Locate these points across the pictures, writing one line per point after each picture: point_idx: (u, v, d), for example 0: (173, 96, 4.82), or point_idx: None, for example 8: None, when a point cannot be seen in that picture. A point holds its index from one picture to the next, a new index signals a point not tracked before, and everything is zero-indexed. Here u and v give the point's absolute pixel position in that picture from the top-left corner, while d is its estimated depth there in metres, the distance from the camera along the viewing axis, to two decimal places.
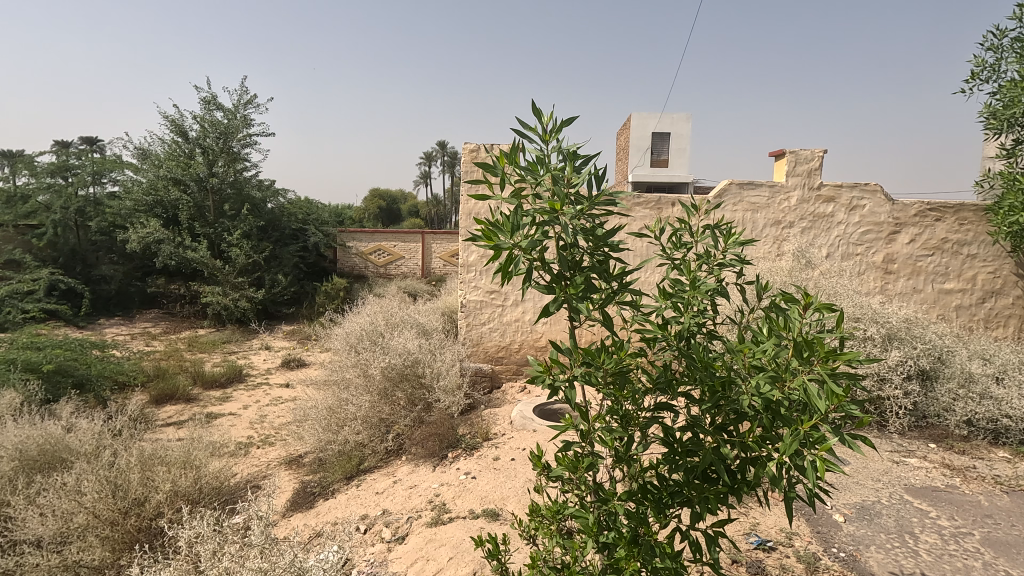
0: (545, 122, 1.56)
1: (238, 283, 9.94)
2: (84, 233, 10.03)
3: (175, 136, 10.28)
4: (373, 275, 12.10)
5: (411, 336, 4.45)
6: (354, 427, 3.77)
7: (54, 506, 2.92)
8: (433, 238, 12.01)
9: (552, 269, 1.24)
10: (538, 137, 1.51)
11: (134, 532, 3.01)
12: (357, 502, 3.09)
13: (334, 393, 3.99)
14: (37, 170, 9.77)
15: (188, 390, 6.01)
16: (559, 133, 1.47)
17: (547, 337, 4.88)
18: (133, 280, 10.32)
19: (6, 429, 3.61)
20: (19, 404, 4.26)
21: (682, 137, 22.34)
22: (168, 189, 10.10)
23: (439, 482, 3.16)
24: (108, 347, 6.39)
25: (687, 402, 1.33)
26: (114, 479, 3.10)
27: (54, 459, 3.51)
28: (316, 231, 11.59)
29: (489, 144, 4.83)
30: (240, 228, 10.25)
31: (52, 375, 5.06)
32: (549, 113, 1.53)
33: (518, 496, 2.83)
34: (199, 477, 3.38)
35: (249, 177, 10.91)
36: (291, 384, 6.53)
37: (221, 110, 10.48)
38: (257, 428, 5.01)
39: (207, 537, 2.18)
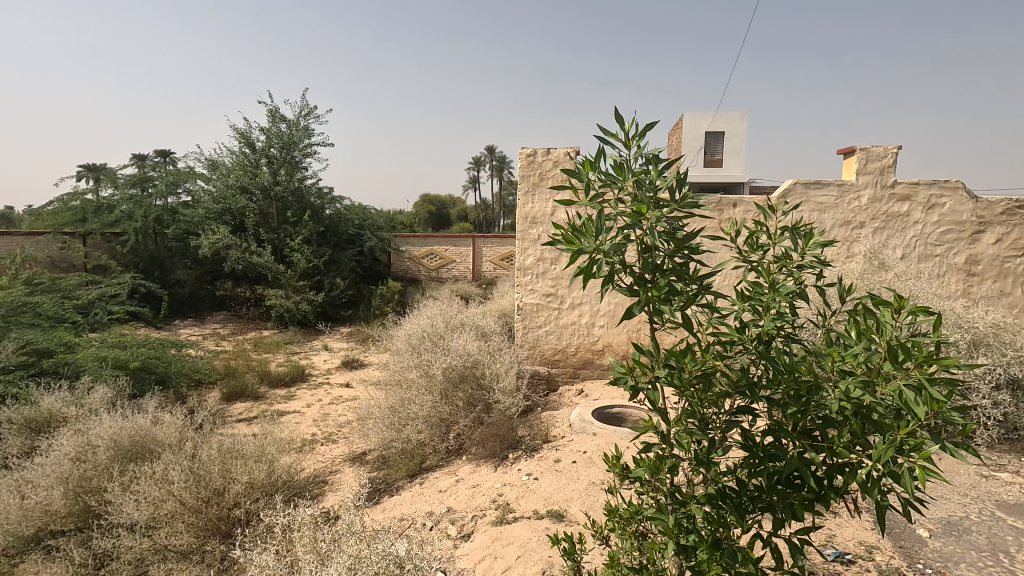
0: (626, 128, 1.57)
1: (300, 287, 10.35)
2: (161, 240, 10.73)
3: (242, 147, 10.85)
4: (425, 278, 12.37)
5: (469, 338, 4.53)
6: (416, 426, 3.86)
7: (146, 493, 3.15)
8: (485, 242, 12.13)
9: (635, 272, 1.25)
10: (620, 143, 1.54)
11: (215, 521, 3.19)
12: (422, 500, 3.17)
13: (397, 392, 4.10)
14: (120, 182, 10.54)
15: (256, 388, 6.34)
16: (641, 137, 1.50)
17: (606, 340, 4.86)
18: (204, 284, 10.97)
19: (101, 421, 3.90)
20: (111, 398, 4.58)
21: (737, 136, 21.82)
22: (236, 199, 10.69)
23: (502, 482, 3.21)
24: (185, 347, 6.80)
25: (769, 406, 1.31)
26: (197, 470, 3.32)
27: (141, 449, 3.75)
28: (372, 236, 11.97)
29: (546, 149, 4.88)
30: (301, 235, 10.73)
31: (137, 372, 5.46)
32: (630, 120, 1.55)
33: (583, 499, 2.83)
34: (272, 470, 3.57)
35: (310, 185, 11.40)
36: (351, 383, 6.78)
37: (285, 122, 11.02)
38: (320, 426, 5.23)
39: (300, 526, 2.29)
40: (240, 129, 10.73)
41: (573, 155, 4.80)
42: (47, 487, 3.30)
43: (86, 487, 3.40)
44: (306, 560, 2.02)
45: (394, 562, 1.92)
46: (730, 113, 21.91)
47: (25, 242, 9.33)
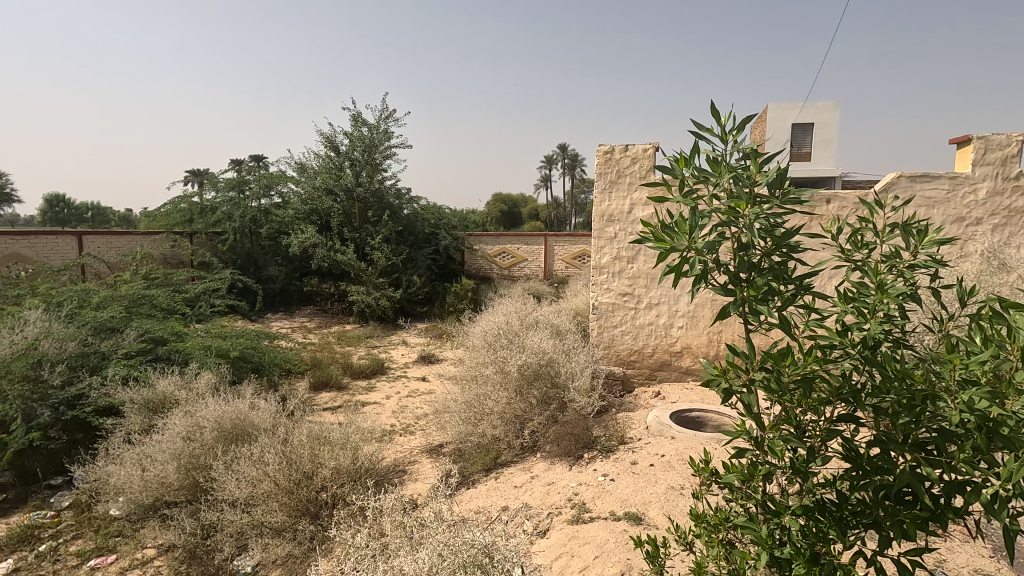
0: (723, 122, 1.58)
1: (379, 284, 10.80)
2: (256, 239, 11.57)
3: (328, 151, 11.47)
4: (498, 276, 12.55)
5: (545, 337, 4.54)
6: (491, 421, 3.93)
7: (245, 472, 3.42)
8: (557, 240, 12.11)
9: (730, 271, 1.23)
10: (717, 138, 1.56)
11: (305, 502, 3.39)
12: (497, 494, 3.22)
13: (473, 388, 4.19)
14: (221, 186, 11.46)
15: (340, 379, 6.70)
16: (739, 132, 1.50)
17: (684, 342, 4.71)
18: (293, 280, 11.71)
19: (207, 404, 4.25)
20: (214, 383, 4.98)
21: (827, 128, 20.48)
22: (322, 200, 11.33)
23: (578, 481, 3.20)
24: (276, 338, 7.29)
25: (876, 415, 1.22)
26: (289, 453, 3.54)
27: (241, 431, 4.05)
28: (447, 235, 12.31)
29: (624, 146, 4.80)
30: (381, 233, 11.21)
31: (237, 360, 5.92)
32: (728, 114, 1.56)
33: (661, 503, 2.77)
34: (356, 456, 3.74)
35: (389, 186, 11.87)
36: (427, 377, 7.00)
37: (367, 126, 11.53)
38: (399, 417, 5.45)
39: (386, 512, 2.40)
40: (326, 134, 11.35)
41: (651, 151, 4.69)
42: (163, 461, 3.65)
43: (194, 464, 3.73)
44: (395, 544, 2.11)
45: (481, 551, 1.93)
46: (820, 102, 20.57)
47: (143, 240, 10.36)
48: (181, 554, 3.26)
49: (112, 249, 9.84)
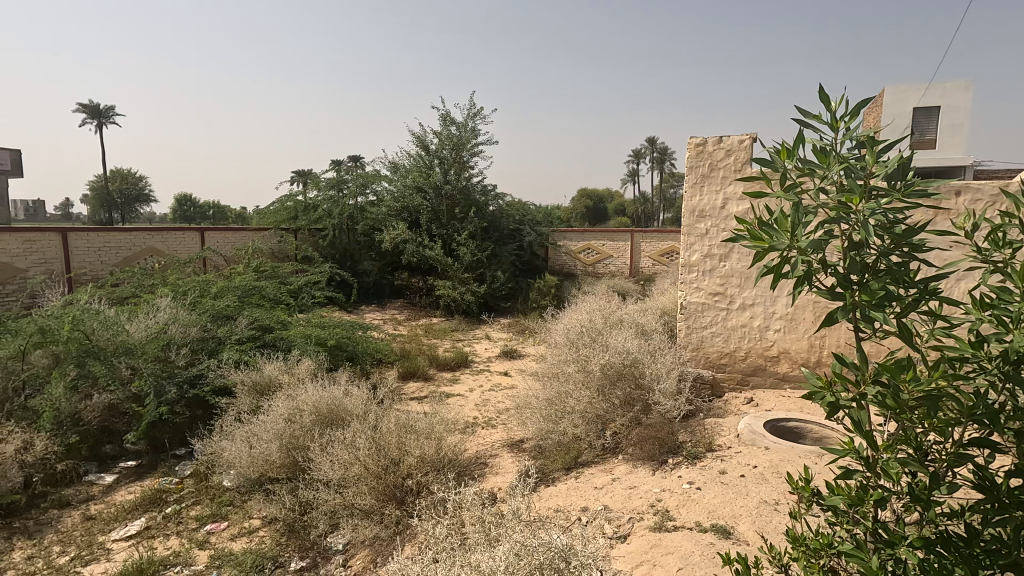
0: (834, 108, 1.44)
1: (465, 279, 11.05)
2: (353, 234, 12.25)
3: (419, 150, 11.90)
4: (581, 273, 12.44)
5: (629, 336, 4.42)
6: (572, 420, 3.89)
7: (338, 456, 3.62)
8: (643, 237, 11.77)
9: (839, 272, 1.12)
10: (827, 126, 1.42)
11: (392, 487, 3.52)
12: (577, 494, 3.18)
13: (555, 385, 4.17)
14: (323, 185, 12.25)
15: (427, 370, 6.95)
16: (853, 119, 1.36)
17: (782, 346, 4.40)
18: (385, 275, 12.30)
19: (306, 389, 4.55)
20: (313, 370, 5.33)
21: (956, 111, 18.30)
22: (413, 197, 11.81)
23: (661, 487, 3.09)
24: (369, 329, 7.69)
25: (1019, 442, 1.05)
26: (379, 440, 3.69)
27: (336, 415, 4.29)
28: (531, 231, 12.38)
29: (718, 137, 4.55)
30: (467, 230, 11.48)
31: (334, 349, 6.30)
32: (840, 99, 1.42)
33: (752, 517, 2.60)
34: (440, 446, 3.84)
35: (476, 183, 12.12)
36: (509, 372, 7.08)
37: (455, 125, 11.83)
38: (482, 410, 5.55)
39: (466, 505, 2.44)
40: (417, 133, 11.78)
41: (749, 142, 4.40)
42: (268, 440, 3.97)
43: (295, 444, 4.01)
44: (474, 538, 2.14)
45: (559, 554, 1.91)
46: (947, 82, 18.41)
47: (255, 236, 11.31)
48: (281, 526, 3.53)
49: (229, 244, 10.83)
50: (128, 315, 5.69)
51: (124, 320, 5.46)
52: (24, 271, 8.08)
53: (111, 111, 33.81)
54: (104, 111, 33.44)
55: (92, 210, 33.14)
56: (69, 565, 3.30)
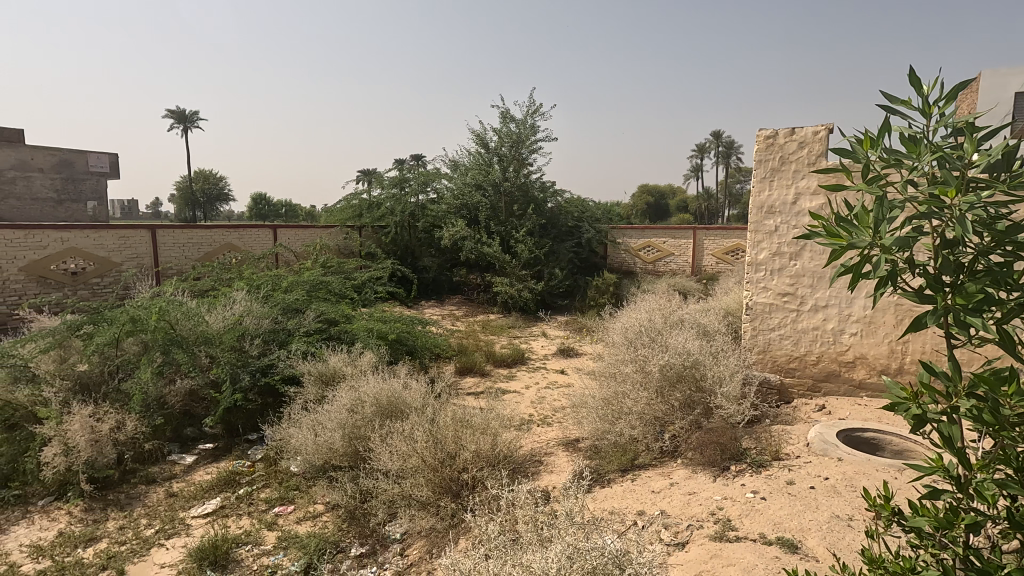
0: (929, 92, 1.32)
1: (522, 276, 11.07)
2: (414, 231, 12.56)
3: (478, 148, 12.02)
4: (641, 271, 12.19)
5: (691, 337, 4.28)
6: (629, 421, 3.80)
7: (397, 447, 3.72)
8: (707, 234, 11.36)
9: (929, 272, 1.02)
10: (920, 113, 1.31)
11: (448, 480, 3.57)
12: (634, 497, 3.11)
13: (612, 385, 4.11)
14: (386, 183, 12.64)
15: (484, 366, 7.02)
16: (950, 104, 1.24)
17: (858, 351, 4.13)
18: (445, 271, 12.54)
19: (368, 381, 4.71)
20: (374, 363, 5.50)
21: None
22: (472, 195, 12.02)
23: (722, 494, 2.97)
24: (429, 324, 7.86)
25: None
26: (436, 434, 3.76)
27: (395, 407, 4.40)
28: (590, 228, 12.26)
29: (790, 129, 4.32)
30: (525, 227, 11.51)
31: (394, 343, 6.48)
32: (936, 82, 1.30)
33: (822, 533, 2.45)
34: (495, 442, 3.86)
35: (534, 180, 12.12)
36: (566, 370, 7.04)
37: (515, 122, 11.86)
38: (537, 407, 5.55)
39: (519, 503, 2.44)
40: (477, 132, 11.92)
41: (824, 133, 4.14)
42: (332, 429, 4.13)
43: (356, 434, 4.15)
44: (527, 537, 2.13)
45: (613, 561, 1.87)
46: None
47: (322, 233, 11.80)
48: (343, 512, 3.66)
49: (299, 240, 11.36)
50: (208, 307, 6.09)
51: (205, 311, 5.85)
52: (119, 265, 8.78)
53: (195, 116, 36.24)
54: (189, 116, 35.91)
55: (178, 209, 35.69)
56: (154, 537, 3.56)
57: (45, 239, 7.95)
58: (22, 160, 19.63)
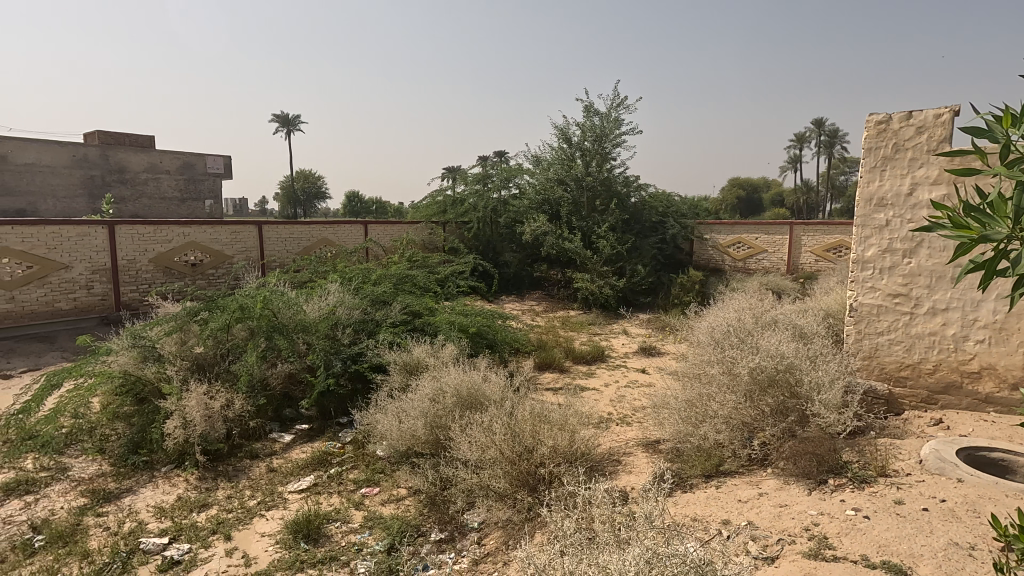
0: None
1: (604, 273, 10.89)
2: (495, 227, 12.75)
3: (561, 143, 11.96)
4: (730, 269, 11.57)
5: (785, 339, 4.00)
6: (714, 425, 3.61)
7: (476, 438, 3.79)
8: (805, 230, 10.59)
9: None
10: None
11: (524, 474, 3.58)
12: (718, 505, 2.97)
13: (697, 386, 3.94)
14: (469, 180, 12.92)
15: (562, 362, 7.00)
16: None
17: (985, 361, 3.68)
18: (525, 266, 12.63)
19: (450, 373, 4.84)
20: (455, 355, 5.63)
21: None
22: (554, 190, 11.99)
23: (818, 509, 2.76)
24: (508, 318, 7.95)
25: None
26: (514, 427, 3.79)
27: (475, 398, 4.49)
28: (675, 223, 11.85)
29: (906, 113, 3.92)
30: (607, 222, 11.30)
31: (475, 336, 6.62)
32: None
33: (937, 561, 2.21)
34: (573, 439, 3.82)
35: (617, 175, 11.89)
36: (647, 369, 6.85)
37: (598, 116, 11.67)
38: (616, 406, 5.44)
39: (597, 502, 2.41)
40: (560, 126, 11.86)
41: (947, 116, 3.72)
42: (415, 417, 4.29)
43: (438, 423, 4.28)
44: (604, 538, 2.09)
45: (694, 568, 1.79)
46: None
47: (409, 228, 12.28)
48: (424, 498, 3.80)
49: (387, 235, 11.89)
50: (306, 297, 6.53)
51: (303, 302, 6.28)
52: (231, 258, 9.66)
53: (297, 120, 38.90)
54: (291, 120, 38.59)
55: (281, 206, 38.56)
56: (256, 508, 3.88)
57: (171, 234, 8.88)
58: (153, 163, 22.03)
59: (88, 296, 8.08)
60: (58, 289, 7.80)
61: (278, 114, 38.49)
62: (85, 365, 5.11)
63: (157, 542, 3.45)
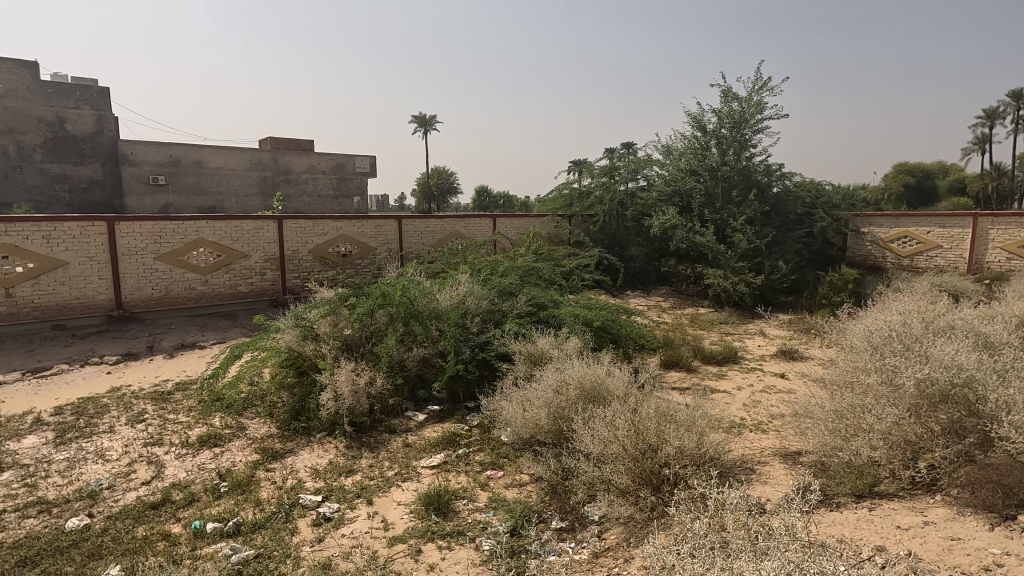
0: None
1: (739, 269, 10.18)
2: (622, 220, 12.52)
3: (694, 131, 11.38)
4: (892, 267, 10.19)
5: (964, 349, 3.45)
6: (869, 440, 3.23)
7: (599, 432, 3.77)
8: (993, 223, 9.04)
9: None
10: None
11: (648, 473, 3.50)
12: (871, 528, 2.67)
13: (849, 396, 3.55)
14: (596, 172, 12.83)
15: (691, 361, 6.69)
16: None
17: None
18: (652, 261, 12.24)
19: (574, 365, 4.85)
20: (579, 348, 5.62)
21: None
22: (685, 180, 11.45)
23: (1003, 548, 2.36)
24: (634, 314, 7.76)
25: None
26: (638, 424, 3.70)
27: (598, 393, 4.45)
28: (825, 215, 10.72)
29: None
30: (745, 214, 10.53)
31: (599, 330, 6.57)
32: None
33: None
34: (701, 442, 3.62)
35: (758, 163, 11.02)
36: (787, 375, 6.29)
37: (738, 100, 10.90)
38: (751, 411, 5.08)
39: (730, 507, 2.30)
40: (694, 114, 11.28)
41: None
42: (539, 407, 4.38)
43: (561, 414, 4.32)
44: (737, 544, 1.99)
45: None
46: None
47: (535, 222, 12.52)
48: (546, 486, 3.88)
49: (514, 229, 12.24)
50: (440, 287, 6.95)
51: (437, 291, 6.70)
52: (375, 249, 10.57)
53: (433, 120, 41.28)
54: (428, 121, 41.10)
55: (418, 202, 41.25)
56: (394, 478, 4.24)
57: (326, 228, 9.94)
58: (312, 164, 24.75)
59: (261, 281, 9.35)
60: (239, 275, 9.12)
61: (416, 115, 41.15)
62: (259, 340, 5.93)
63: (313, 499, 3.92)
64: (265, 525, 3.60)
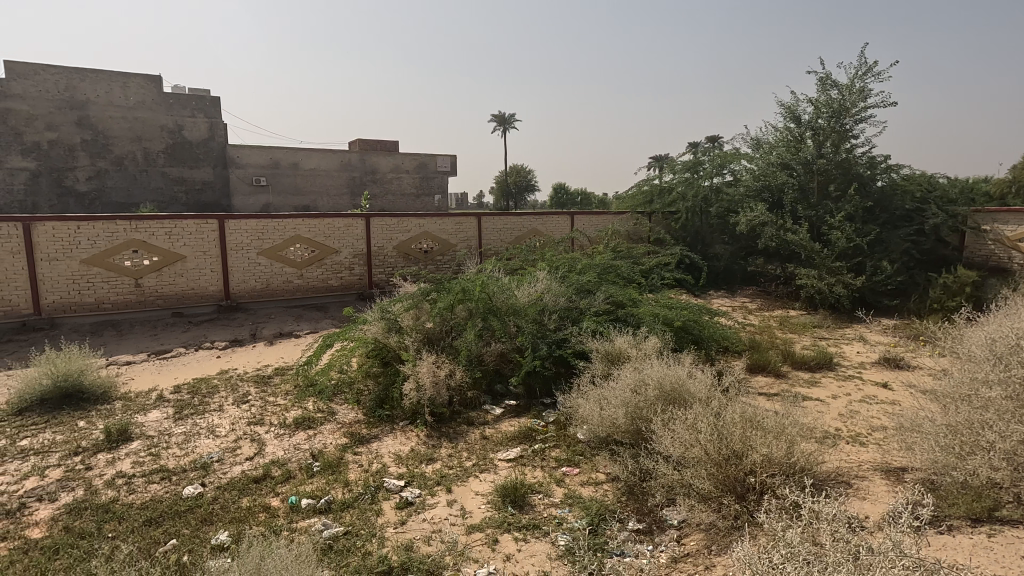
0: None
1: (836, 269, 9.49)
2: (706, 218, 12.09)
3: (787, 122, 10.72)
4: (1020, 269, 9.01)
5: None
6: (989, 460, 2.91)
7: (680, 434, 3.66)
8: None
9: None
10: None
11: (731, 479, 3.36)
12: (990, 556, 2.42)
13: (967, 411, 3.21)
14: (679, 168, 12.49)
15: (779, 366, 6.34)
16: None
17: None
18: (738, 260, 11.70)
19: (653, 365, 4.74)
20: (658, 348, 5.47)
21: None
22: (776, 175, 10.85)
23: None
24: (718, 315, 7.44)
25: None
26: (721, 428, 3.56)
27: (679, 395, 4.33)
28: (938, 211, 9.75)
29: None
30: (844, 211, 9.77)
31: (680, 331, 6.37)
32: None
33: None
34: (792, 451, 3.42)
35: (860, 155, 10.19)
36: (890, 384, 5.79)
37: (837, 88, 10.13)
38: (847, 422, 4.74)
39: (824, 519, 2.18)
40: (787, 104, 10.63)
41: None
42: (616, 406, 4.33)
43: (640, 415, 4.24)
44: (833, 557, 1.90)
45: None
46: None
47: (614, 219, 12.38)
48: (623, 486, 3.84)
49: (593, 226, 12.17)
50: (518, 283, 7.03)
51: (515, 288, 6.79)
52: (455, 246, 10.86)
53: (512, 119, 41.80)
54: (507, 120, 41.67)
55: (496, 200, 41.91)
56: (472, 469, 4.36)
57: (409, 225, 10.33)
58: (397, 164, 25.82)
59: (350, 276, 9.90)
60: (331, 269, 9.72)
61: (495, 115, 41.80)
62: (349, 331, 6.29)
63: (396, 483, 4.11)
64: (353, 504, 3.82)
